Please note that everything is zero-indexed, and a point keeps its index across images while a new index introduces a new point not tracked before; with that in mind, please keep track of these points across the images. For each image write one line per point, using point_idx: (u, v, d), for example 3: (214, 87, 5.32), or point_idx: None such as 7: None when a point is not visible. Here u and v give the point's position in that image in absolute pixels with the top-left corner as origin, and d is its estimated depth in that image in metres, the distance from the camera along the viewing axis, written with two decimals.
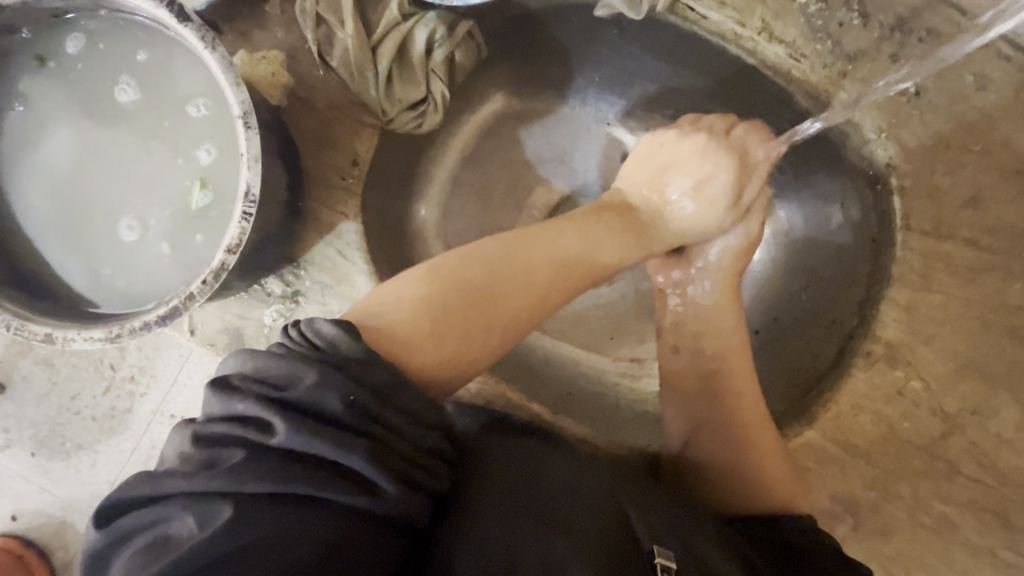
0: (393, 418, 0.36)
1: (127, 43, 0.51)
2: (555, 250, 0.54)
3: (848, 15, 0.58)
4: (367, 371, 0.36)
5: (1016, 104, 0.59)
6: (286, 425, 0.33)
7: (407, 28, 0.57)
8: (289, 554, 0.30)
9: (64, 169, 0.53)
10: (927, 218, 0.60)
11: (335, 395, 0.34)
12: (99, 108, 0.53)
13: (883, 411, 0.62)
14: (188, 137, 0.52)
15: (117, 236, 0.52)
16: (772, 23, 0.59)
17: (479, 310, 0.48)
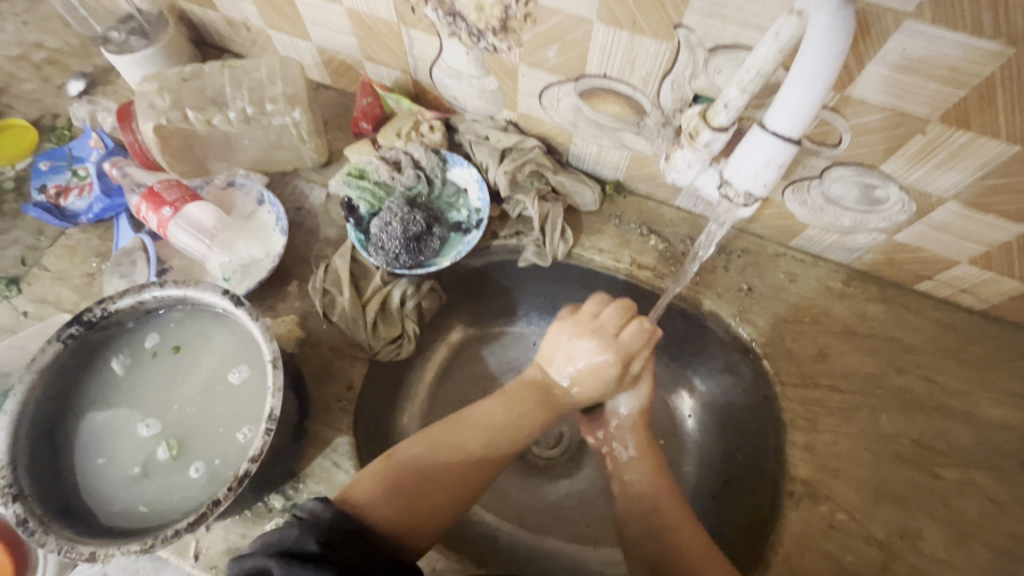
0: (352, 556, 0.50)
1: (213, 334, 0.67)
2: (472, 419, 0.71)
3: (686, 246, 0.86)
4: (335, 526, 0.53)
5: (822, 287, 0.84)
6: (280, 561, 0.47)
7: (386, 290, 0.80)
8: None
9: (128, 413, 0.65)
10: (793, 373, 0.78)
11: (312, 541, 0.49)
12: (164, 362, 0.67)
13: (826, 547, 0.69)
14: (231, 412, 0.65)
15: (136, 461, 0.63)
16: (637, 258, 0.86)
17: (416, 476, 0.63)
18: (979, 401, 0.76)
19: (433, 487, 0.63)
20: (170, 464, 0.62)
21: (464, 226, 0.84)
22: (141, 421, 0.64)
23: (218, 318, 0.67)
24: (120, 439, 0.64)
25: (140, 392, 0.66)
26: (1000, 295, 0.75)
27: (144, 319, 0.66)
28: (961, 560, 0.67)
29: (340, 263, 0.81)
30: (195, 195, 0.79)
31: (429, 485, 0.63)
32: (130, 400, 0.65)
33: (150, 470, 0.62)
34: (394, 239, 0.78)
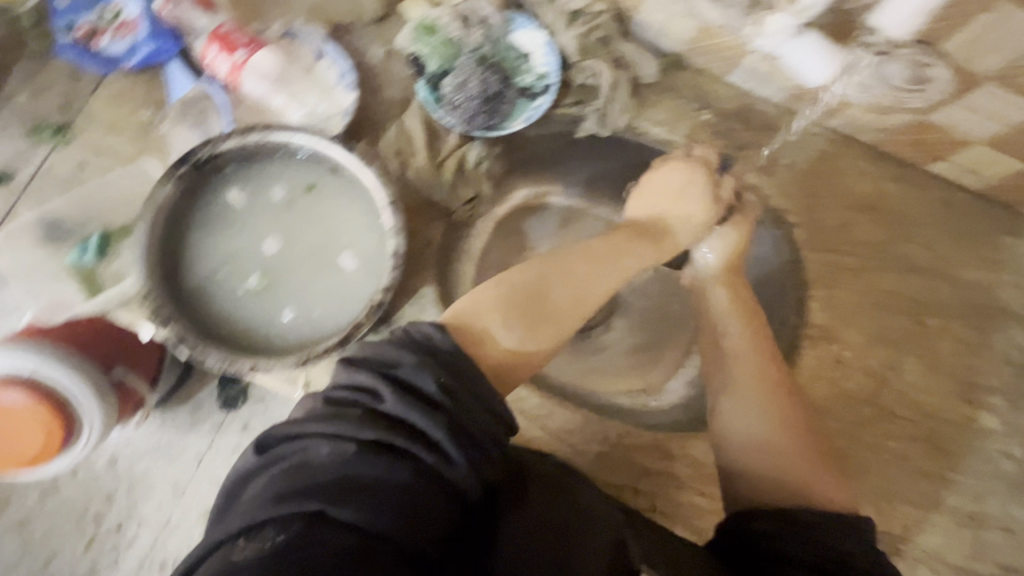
0: (463, 400, 0.51)
1: (312, 182, 0.67)
2: (590, 278, 0.68)
3: (735, 123, 0.91)
4: (451, 359, 0.53)
5: (849, 165, 0.92)
6: (392, 395, 0.49)
7: (462, 151, 0.83)
8: (375, 486, 0.45)
9: (231, 249, 0.66)
10: (817, 240, 0.90)
11: (427, 378, 0.50)
12: (261, 203, 0.67)
13: (832, 375, 0.86)
14: (336, 257, 0.67)
15: (244, 288, 0.66)
16: (690, 131, 0.91)
17: (531, 324, 0.63)
18: (963, 265, 0.90)
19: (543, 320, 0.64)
20: (279, 297, 0.66)
21: (531, 90, 0.85)
22: (246, 257, 0.67)
23: (335, 182, 0.68)
24: (229, 271, 0.66)
25: (242, 229, 0.67)
26: (1001, 175, 0.87)
27: (241, 161, 0.66)
28: (931, 385, 0.86)
29: (412, 124, 0.82)
30: (262, 42, 0.77)
31: (536, 318, 0.63)
32: (233, 237, 0.67)
33: (260, 301, 0.66)
34: (471, 100, 0.81)
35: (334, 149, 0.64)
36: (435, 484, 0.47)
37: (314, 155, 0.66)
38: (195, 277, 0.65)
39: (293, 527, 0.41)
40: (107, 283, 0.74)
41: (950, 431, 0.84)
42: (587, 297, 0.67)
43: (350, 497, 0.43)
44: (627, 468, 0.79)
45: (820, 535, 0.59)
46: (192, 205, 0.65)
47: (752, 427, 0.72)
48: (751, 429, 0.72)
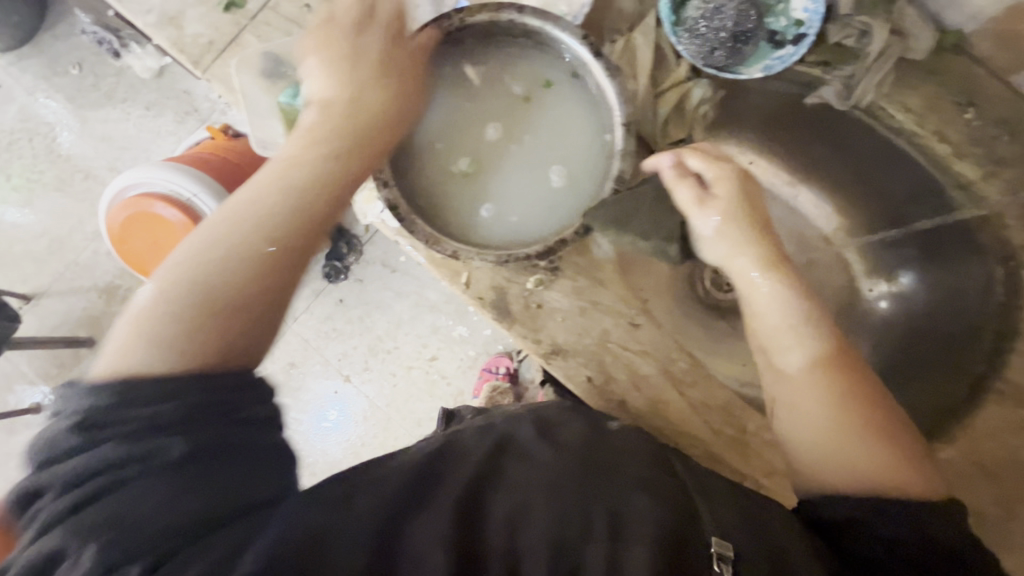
0: (156, 413, 0.44)
1: (538, 79, 0.75)
2: (267, 209, 0.56)
3: (1001, 132, 0.77)
4: (108, 426, 0.43)
5: None
6: (69, 404, 0.44)
7: (688, 86, 0.76)
8: (123, 521, 0.40)
9: (452, 126, 0.75)
10: None
11: (64, 437, 0.43)
12: (490, 91, 0.75)
13: (1010, 440, 0.76)
14: (543, 159, 0.75)
15: (454, 166, 0.75)
16: (942, 128, 0.78)
17: (147, 350, 0.48)
18: None
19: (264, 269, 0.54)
20: (482, 184, 0.75)
21: (779, 38, 0.76)
22: (462, 136, 0.75)
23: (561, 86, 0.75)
24: (446, 147, 0.74)
25: (465, 109, 0.75)
26: None
27: (484, 43, 0.74)
28: None
29: (642, 42, 0.75)
30: None
31: (211, 274, 0.52)
32: (458, 114, 0.75)
33: (465, 184, 0.74)
34: (716, 31, 0.74)
35: (580, 50, 0.69)
36: (181, 487, 0.42)
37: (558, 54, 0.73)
38: (418, 143, 0.74)
39: (153, 548, 0.39)
40: None
41: None
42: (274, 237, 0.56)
43: (162, 521, 0.40)
44: (756, 460, 0.75)
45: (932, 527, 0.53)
46: (436, 81, 0.73)
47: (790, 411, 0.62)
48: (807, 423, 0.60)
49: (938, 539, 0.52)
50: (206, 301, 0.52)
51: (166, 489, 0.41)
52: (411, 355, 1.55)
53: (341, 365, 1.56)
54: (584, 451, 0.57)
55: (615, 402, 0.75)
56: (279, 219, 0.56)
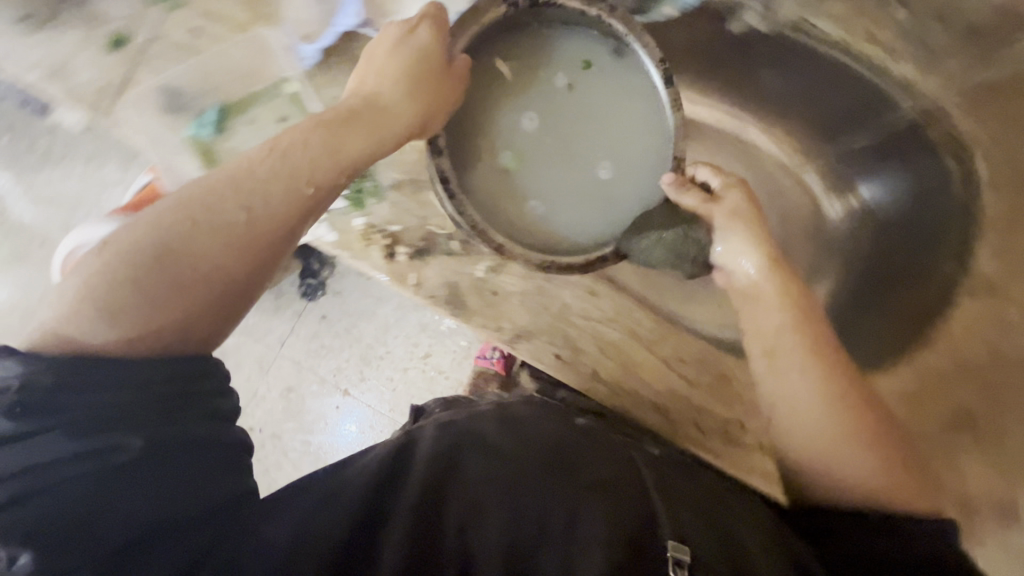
0: (116, 403, 0.46)
1: (578, 63, 0.72)
2: (195, 215, 0.53)
3: (936, 24, 0.72)
4: (72, 400, 0.44)
5: None
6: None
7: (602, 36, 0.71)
8: (91, 513, 0.43)
9: (492, 117, 0.72)
10: (1014, 183, 0.73)
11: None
12: (552, 79, 0.72)
13: (989, 337, 0.75)
14: (588, 153, 0.73)
15: (493, 156, 0.72)
16: (872, 31, 0.74)
17: (100, 319, 0.50)
18: None
19: (193, 287, 0.53)
20: (515, 180, 0.72)
21: None
22: (500, 127, 0.72)
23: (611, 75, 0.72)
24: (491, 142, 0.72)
25: (509, 98, 0.72)
26: None
27: (539, 24, 0.71)
28: None
29: None
30: None
31: (162, 270, 0.52)
32: (498, 104, 0.72)
33: (501, 175, 0.72)
34: None
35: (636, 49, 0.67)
36: (146, 491, 0.45)
37: (611, 35, 0.70)
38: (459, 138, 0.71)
39: (103, 559, 0.43)
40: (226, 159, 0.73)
41: None
42: (217, 251, 0.54)
43: (108, 521, 0.43)
44: (736, 405, 0.74)
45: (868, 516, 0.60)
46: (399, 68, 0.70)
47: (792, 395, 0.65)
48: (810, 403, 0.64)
49: (868, 518, 0.60)
50: (165, 261, 0.52)
51: (127, 495, 0.44)
52: (405, 356, 1.53)
53: (337, 380, 1.54)
54: (547, 450, 0.61)
55: (589, 373, 0.74)
56: (225, 229, 0.54)
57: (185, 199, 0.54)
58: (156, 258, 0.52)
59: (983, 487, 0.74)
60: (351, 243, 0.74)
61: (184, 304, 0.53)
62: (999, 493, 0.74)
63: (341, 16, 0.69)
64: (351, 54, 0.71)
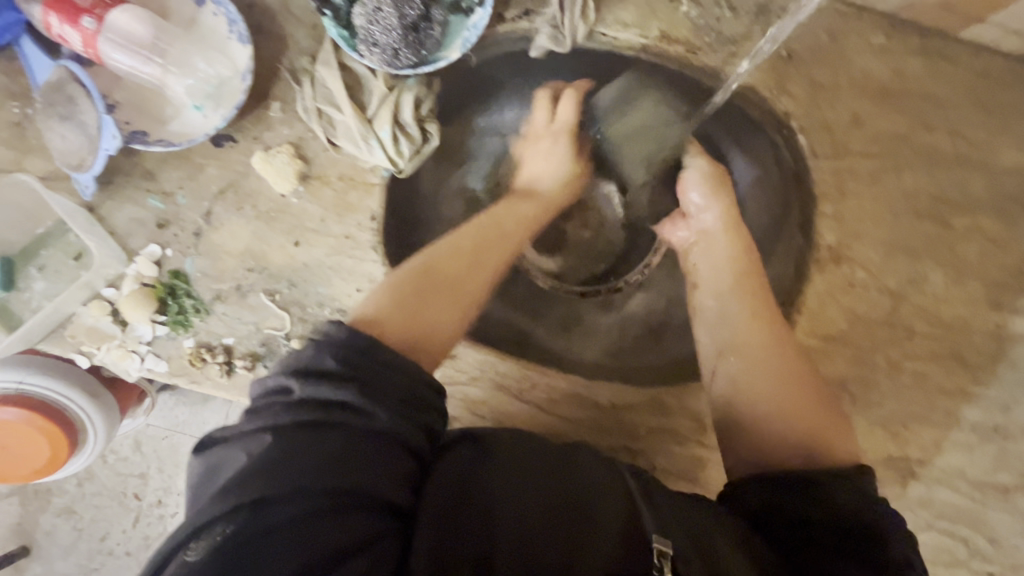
0: (386, 396, 0.46)
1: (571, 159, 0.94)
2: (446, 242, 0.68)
3: (722, 11, 0.75)
4: (375, 379, 0.47)
5: (863, 44, 0.76)
6: (301, 385, 0.45)
7: (394, 97, 0.69)
8: (295, 527, 0.40)
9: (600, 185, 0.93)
10: (827, 144, 0.76)
11: (329, 365, 0.46)
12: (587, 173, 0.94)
13: (845, 300, 0.76)
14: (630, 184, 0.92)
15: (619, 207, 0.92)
16: (667, 30, 0.75)
17: (414, 316, 0.59)
18: (999, 147, 0.76)
19: (441, 293, 0.63)
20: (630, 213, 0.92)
21: (465, 6, 0.69)
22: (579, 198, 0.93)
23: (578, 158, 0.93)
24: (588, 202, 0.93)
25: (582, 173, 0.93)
26: None
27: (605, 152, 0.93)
28: (956, 295, 0.76)
29: (326, 73, 0.68)
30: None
31: (429, 276, 0.64)
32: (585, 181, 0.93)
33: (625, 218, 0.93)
34: (391, 30, 0.65)
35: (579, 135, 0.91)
36: (379, 463, 0.44)
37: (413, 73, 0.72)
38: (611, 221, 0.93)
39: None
40: (26, 318, 0.68)
41: (977, 343, 0.76)
42: (461, 263, 0.66)
43: (350, 481, 0.43)
44: (620, 429, 0.73)
45: (820, 486, 0.53)
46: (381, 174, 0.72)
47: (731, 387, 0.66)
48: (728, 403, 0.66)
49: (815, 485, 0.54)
50: (435, 282, 0.63)
51: (374, 469, 0.44)
52: None
53: None
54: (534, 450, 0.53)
55: None
56: (439, 246, 0.67)
57: (452, 236, 0.70)
58: (418, 276, 0.63)
59: (870, 444, 0.76)
60: (181, 366, 0.69)
61: (420, 320, 0.60)
62: (886, 448, 0.76)
63: (102, 137, 0.63)
64: (142, 169, 0.69)
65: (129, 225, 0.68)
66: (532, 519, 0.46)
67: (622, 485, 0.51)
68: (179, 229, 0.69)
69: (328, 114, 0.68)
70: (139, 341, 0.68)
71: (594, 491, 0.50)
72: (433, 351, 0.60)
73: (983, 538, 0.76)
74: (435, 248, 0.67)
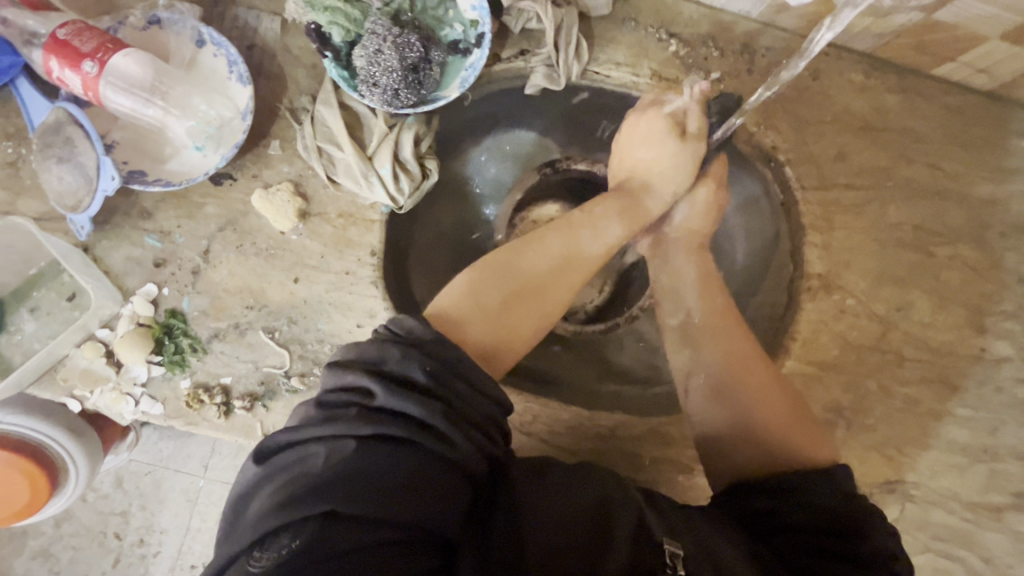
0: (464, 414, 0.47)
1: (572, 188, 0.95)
2: (525, 246, 0.69)
3: (709, 51, 0.78)
4: (455, 394, 0.47)
5: (843, 82, 0.80)
6: (383, 391, 0.45)
7: (395, 134, 0.70)
8: (366, 539, 0.40)
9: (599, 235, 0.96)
10: (812, 177, 0.79)
11: (414, 370, 0.46)
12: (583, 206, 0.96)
13: (836, 327, 0.78)
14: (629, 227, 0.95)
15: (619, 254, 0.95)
16: (658, 69, 0.77)
17: (499, 321, 0.62)
18: (974, 179, 0.80)
19: (524, 300, 0.65)
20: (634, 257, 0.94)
21: (462, 47, 0.71)
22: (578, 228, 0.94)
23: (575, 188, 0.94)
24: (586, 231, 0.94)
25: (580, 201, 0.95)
26: (1014, 71, 0.76)
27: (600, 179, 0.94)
28: (941, 320, 0.79)
29: (326, 112, 0.69)
30: (115, 41, 0.62)
31: (514, 284, 0.65)
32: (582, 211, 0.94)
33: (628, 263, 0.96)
34: (391, 72, 0.66)
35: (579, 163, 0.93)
36: (446, 487, 0.44)
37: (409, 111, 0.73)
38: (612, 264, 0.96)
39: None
40: (16, 361, 0.66)
41: (963, 367, 0.79)
42: (544, 275, 0.68)
43: (420, 499, 0.43)
44: (622, 460, 0.74)
45: (803, 489, 0.55)
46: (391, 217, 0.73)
47: (711, 399, 0.67)
48: (712, 418, 0.67)
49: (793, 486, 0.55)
50: (516, 289, 0.65)
51: (441, 491, 0.44)
52: None
53: None
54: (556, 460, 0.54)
55: None
56: (517, 251, 0.69)
57: (534, 241, 0.70)
58: (501, 276, 0.65)
59: (866, 469, 0.77)
60: (176, 406, 0.67)
61: (502, 328, 0.62)
62: (882, 472, 0.77)
63: (99, 178, 0.62)
64: (139, 208, 0.68)
65: (125, 265, 0.68)
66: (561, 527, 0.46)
67: (629, 493, 0.51)
68: (176, 267, 0.68)
69: (328, 152, 0.69)
70: (133, 382, 0.67)
71: (609, 501, 0.49)
72: (511, 353, 0.64)
73: (980, 560, 0.77)
74: (517, 253, 0.68)
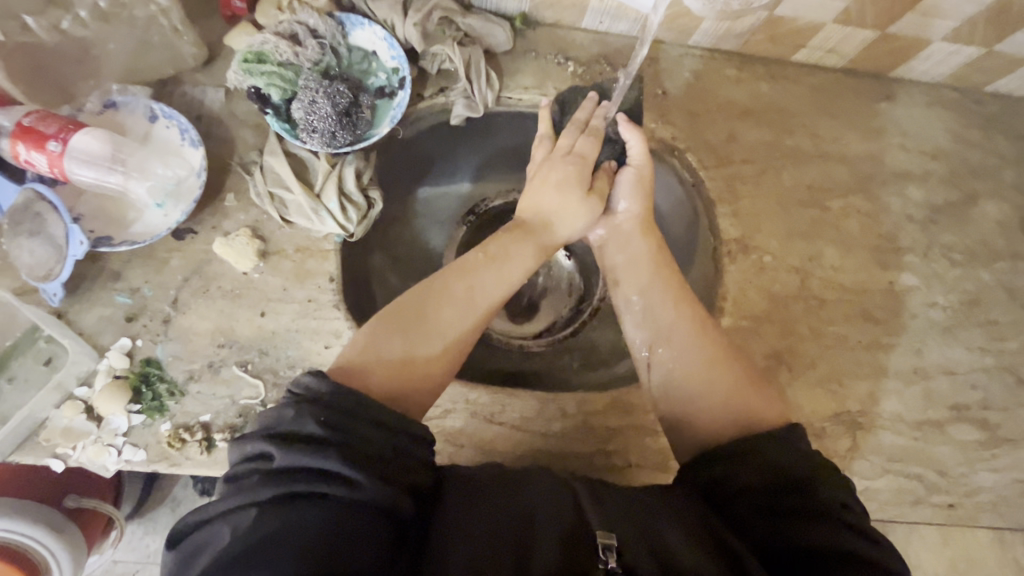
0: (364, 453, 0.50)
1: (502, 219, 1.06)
2: (426, 289, 0.70)
3: (603, 67, 0.90)
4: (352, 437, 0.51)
5: (721, 77, 0.93)
6: (280, 450, 0.49)
7: (337, 171, 0.78)
8: None
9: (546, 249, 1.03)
10: (711, 158, 0.90)
11: (308, 423, 0.50)
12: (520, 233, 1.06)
13: (760, 282, 0.87)
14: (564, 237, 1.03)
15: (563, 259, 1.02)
16: (562, 88, 0.89)
17: (400, 364, 0.63)
18: (848, 139, 0.93)
19: (428, 346, 0.65)
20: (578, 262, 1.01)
21: (387, 91, 0.82)
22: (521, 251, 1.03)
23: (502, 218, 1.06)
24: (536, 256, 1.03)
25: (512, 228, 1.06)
26: (856, 46, 0.90)
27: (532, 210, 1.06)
28: (849, 263, 0.89)
29: (274, 160, 0.77)
30: (75, 123, 0.71)
31: (412, 330, 0.65)
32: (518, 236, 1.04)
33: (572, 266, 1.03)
34: (326, 118, 0.76)
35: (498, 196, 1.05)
36: (358, 532, 0.46)
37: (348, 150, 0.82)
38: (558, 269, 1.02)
39: None
40: None
41: (878, 299, 0.88)
42: (444, 317, 0.68)
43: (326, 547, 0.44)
44: (589, 435, 0.78)
45: (756, 450, 0.59)
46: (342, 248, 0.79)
47: (666, 378, 0.72)
48: (667, 388, 0.72)
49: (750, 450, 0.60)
50: (418, 330, 0.66)
51: (347, 533, 0.46)
52: None
53: None
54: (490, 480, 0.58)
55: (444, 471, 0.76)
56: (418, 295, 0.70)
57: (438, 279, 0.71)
58: (398, 321, 0.65)
59: (815, 405, 0.84)
60: (158, 450, 0.70)
61: (401, 376, 0.62)
62: (829, 406, 0.84)
63: (69, 245, 0.68)
64: (107, 271, 0.74)
65: (97, 324, 0.72)
66: (486, 544, 0.49)
67: (561, 494, 0.56)
68: (147, 318, 0.73)
69: (279, 195, 0.77)
70: (114, 433, 0.69)
71: (541, 510, 0.53)
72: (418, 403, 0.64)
73: (935, 473, 0.83)
74: (420, 294, 0.69)
